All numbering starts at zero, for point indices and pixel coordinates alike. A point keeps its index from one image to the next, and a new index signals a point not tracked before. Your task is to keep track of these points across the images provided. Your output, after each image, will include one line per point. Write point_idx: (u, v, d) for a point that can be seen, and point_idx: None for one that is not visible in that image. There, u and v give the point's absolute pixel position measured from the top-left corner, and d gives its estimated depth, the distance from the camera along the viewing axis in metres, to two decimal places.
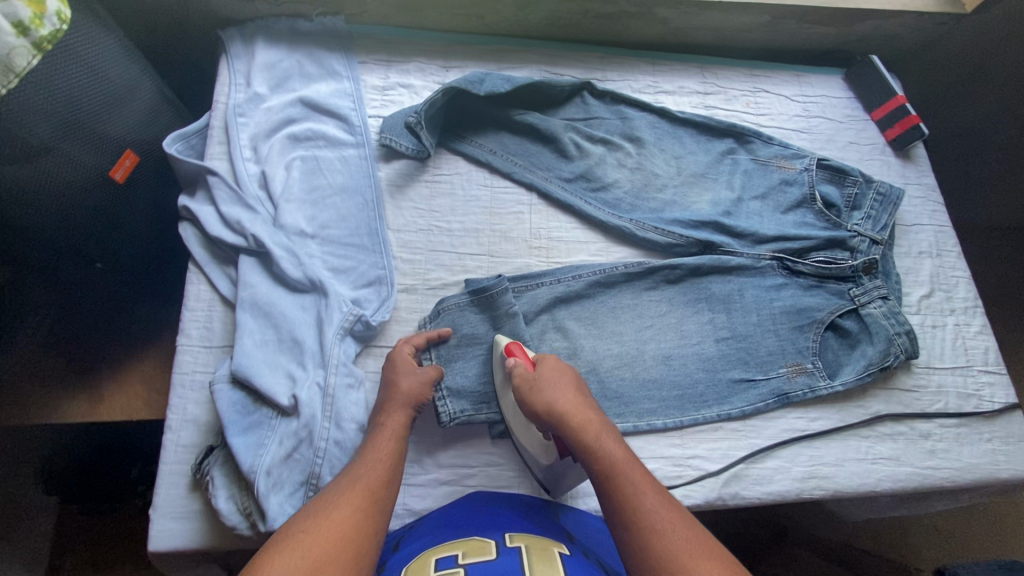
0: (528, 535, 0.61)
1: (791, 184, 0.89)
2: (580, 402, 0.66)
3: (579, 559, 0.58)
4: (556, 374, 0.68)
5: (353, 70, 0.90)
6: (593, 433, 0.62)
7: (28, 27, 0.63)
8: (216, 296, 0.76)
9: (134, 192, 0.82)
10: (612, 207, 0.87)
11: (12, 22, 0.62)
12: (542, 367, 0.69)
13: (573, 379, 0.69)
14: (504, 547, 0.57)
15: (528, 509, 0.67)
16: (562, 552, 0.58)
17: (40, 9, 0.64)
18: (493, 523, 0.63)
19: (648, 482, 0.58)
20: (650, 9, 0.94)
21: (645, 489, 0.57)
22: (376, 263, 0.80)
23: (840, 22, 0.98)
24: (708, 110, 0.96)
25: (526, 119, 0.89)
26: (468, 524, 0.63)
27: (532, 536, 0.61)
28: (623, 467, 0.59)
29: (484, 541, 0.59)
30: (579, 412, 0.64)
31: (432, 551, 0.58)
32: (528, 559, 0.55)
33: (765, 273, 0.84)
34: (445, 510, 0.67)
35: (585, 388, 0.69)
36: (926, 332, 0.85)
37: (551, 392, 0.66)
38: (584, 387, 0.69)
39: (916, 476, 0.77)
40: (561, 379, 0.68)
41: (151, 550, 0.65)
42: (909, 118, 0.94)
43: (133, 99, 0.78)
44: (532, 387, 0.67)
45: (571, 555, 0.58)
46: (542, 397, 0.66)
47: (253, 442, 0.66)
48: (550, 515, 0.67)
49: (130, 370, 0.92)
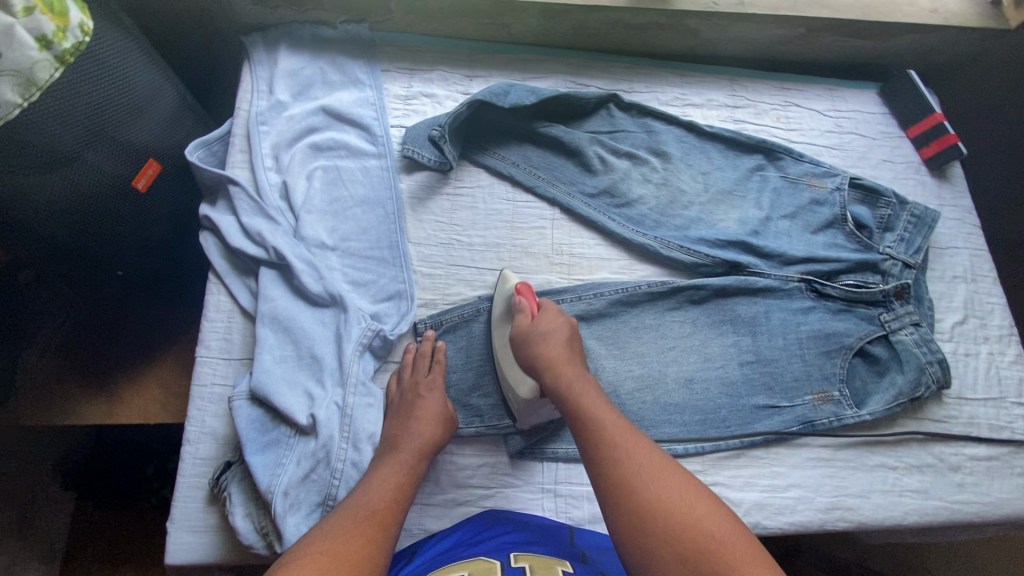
0: (532, 555, 0.60)
1: (821, 204, 0.86)
2: (567, 357, 0.68)
3: None
4: (550, 321, 0.71)
5: (375, 78, 0.89)
6: (575, 387, 0.65)
7: (51, 40, 0.62)
8: (236, 307, 0.76)
9: (157, 200, 0.82)
10: (636, 223, 0.85)
11: (35, 37, 0.61)
12: (541, 317, 0.71)
13: (566, 336, 0.70)
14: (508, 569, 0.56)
15: (536, 531, 0.66)
16: (565, 571, 0.57)
17: (63, 22, 0.64)
18: (498, 545, 0.62)
19: (625, 429, 0.61)
20: (681, 21, 0.91)
21: (623, 436, 0.60)
22: (396, 277, 0.79)
23: (876, 35, 0.95)
24: (737, 124, 0.94)
25: (551, 132, 0.87)
26: (475, 546, 0.62)
27: (536, 557, 0.60)
28: (602, 417, 0.62)
29: (488, 561, 0.58)
30: (562, 367, 0.66)
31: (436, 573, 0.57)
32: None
33: (793, 295, 0.82)
34: (455, 531, 0.66)
35: (577, 347, 0.71)
36: (959, 360, 0.82)
37: (540, 346, 0.68)
38: (575, 345, 0.71)
39: (945, 510, 0.75)
40: (554, 334, 0.69)
41: (168, 563, 0.65)
42: (947, 136, 0.91)
43: (157, 106, 0.78)
44: (525, 336, 0.69)
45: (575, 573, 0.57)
46: (531, 350, 0.68)
47: (271, 461, 0.66)
48: (563, 538, 0.66)
49: (151, 373, 0.94)
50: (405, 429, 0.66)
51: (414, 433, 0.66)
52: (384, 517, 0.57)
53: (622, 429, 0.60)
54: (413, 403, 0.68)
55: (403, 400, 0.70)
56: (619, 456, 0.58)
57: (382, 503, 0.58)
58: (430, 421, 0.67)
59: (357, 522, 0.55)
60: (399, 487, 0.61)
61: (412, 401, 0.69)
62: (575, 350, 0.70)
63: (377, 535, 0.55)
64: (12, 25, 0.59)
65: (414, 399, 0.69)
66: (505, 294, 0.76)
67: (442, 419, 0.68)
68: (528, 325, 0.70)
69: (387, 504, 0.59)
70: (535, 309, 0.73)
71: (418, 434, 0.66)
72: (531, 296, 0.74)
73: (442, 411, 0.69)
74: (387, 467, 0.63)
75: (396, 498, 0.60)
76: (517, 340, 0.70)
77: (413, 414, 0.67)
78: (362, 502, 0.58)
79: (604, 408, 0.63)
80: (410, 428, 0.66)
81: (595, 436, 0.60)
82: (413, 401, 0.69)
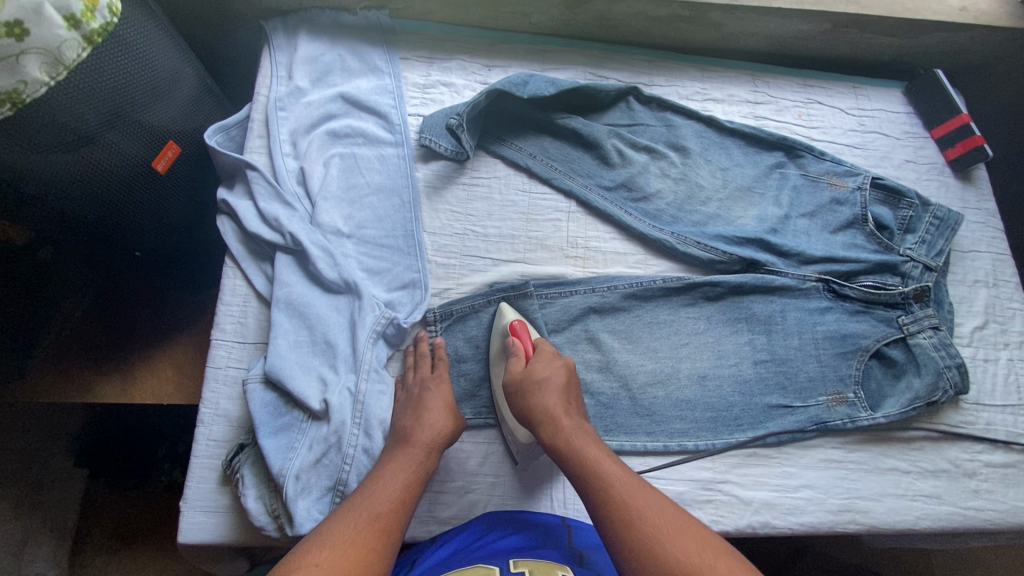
0: (532, 559, 0.59)
1: (841, 204, 0.85)
2: (564, 406, 0.67)
3: None
4: (546, 370, 0.69)
5: (394, 66, 0.88)
6: (574, 443, 0.64)
7: (79, 20, 0.63)
8: (251, 291, 0.76)
9: (175, 183, 0.82)
10: (652, 218, 0.84)
11: (64, 16, 0.62)
12: (535, 362, 0.70)
13: (562, 381, 0.69)
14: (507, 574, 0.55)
15: (534, 534, 0.65)
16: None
17: (92, 2, 0.64)
18: (496, 551, 0.61)
19: (634, 484, 0.60)
20: (705, 14, 0.90)
21: (632, 492, 0.59)
22: (411, 266, 0.79)
23: (904, 33, 0.93)
24: (758, 120, 0.93)
25: (569, 123, 0.86)
26: (476, 552, 0.61)
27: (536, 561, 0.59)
28: (605, 472, 0.61)
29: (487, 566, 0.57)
30: (560, 420, 0.66)
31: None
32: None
33: (810, 295, 0.81)
34: (453, 536, 0.65)
35: (574, 392, 0.70)
36: (977, 366, 0.81)
37: (535, 397, 0.67)
38: (573, 390, 0.70)
39: (958, 516, 0.74)
40: (549, 381, 0.68)
41: (181, 542, 0.66)
42: (973, 138, 0.89)
43: (176, 90, 0.78)
44: (520, 386, 0.68)
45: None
46: (527, 401, 0.67)
47: (283, 445, 0.66)
48: (563, 539, 0.65)
49: (165, 354, 0.95)
50: (415, 422, 0.66)
51: (422, 427, 0.65)
52: (387, 521, 0.57)
53: (631, 486, 0.60)
54: (420, 395, 0.69)
55: (413, 395, 0.70)
56: (627, 513, 0.57)
57: (386, 505, 0.58)
58: (441, 412, 0.68)
59: (358, 526, 0.55)
60: (406, 487, 0.61)
61: (420, 393, 0.69)
62: (572, 396, 0.69)
63: (378, 542, 0.55)
64: (41, 3, 0.59)
65: (421, 392, 0.69)
66: (500, 328, 0.75)
67: (450, 410, 0.69)
68: (523, 369, 0.69)
69: (391, 505, 0.58)
70: (528, 348, 0.72)
71: (428, 427, 0.66)
72: (525, 336, 0.73)
73: (447, 404, 0.69)
74: (397, 463, 0.62)
75: (403, 498, 0.60)
76: (511, 385, 0.69)
77: (423, 408, 0.67)
78: (367, 503, 0.58)
79: (610, 465, 0.62)
80: (420, 423, 0.66)
81: (603, 492, 0.59)
82: (420, 394, 0.69)
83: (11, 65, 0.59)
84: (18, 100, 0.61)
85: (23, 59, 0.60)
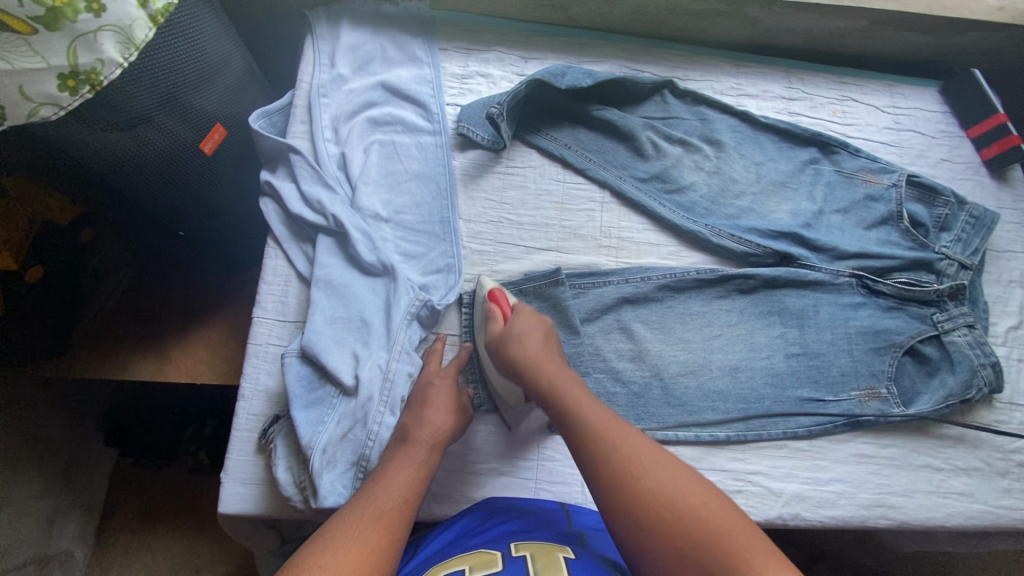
0: (532, 542, 0.58)
1: (876, 201, 0.85)
2: (543, 352, 0.68)
3: (586, 562, 0.56)
4: (529, 326, 0.71)
5: (433, 56, 0.90)
6: (557, 382, 0.65)
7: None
8: (292, 272, 0.78)
9: (219, 165, 0.84)
10: (686, 210, 0.85)
11: None
12: (515, 319, 0.71)
13: (542, 334, 0.71)
14: (510, 557, 0.55)
15: (533, 518, 0.65)
16: (567, 556, 0.56)
17: None
18: (497, 535, 0.60)
19: (613, 422, 0.61)
20: (742, 9, 0.91)
21: (611, 429, 0.60)
22: (446, 252, 0.80)
23: (942, 30, 0.93)
24: (792, 116, 0.93)
25: (605, 115, 0.87)
26: (478, 537, 0.61)
27: (537, 543, 0.58)
28: (588, 413, 0.61)
29: (489, 551, 0.57)
30: (542, 365, 0.67)
31: (436, 569, 0.55)
32: (533, 566, 0.53)
33: (842, 290, 0.81)
34: (452, 525, 0.65)
35: (554, 344, 0.71)
36: (1012, 365, 0.80)
37: (516, 348, 0.68)
38: (552, 342, 0.71)
39: (990, 515, 0.73)
40: (529, 333, 0.70)
41: (220, 512, 0.68)
42: (1009, 138, 0.89)
43: (224, 74, 0.79)
44: (501, 341, 0.70)
45: (577, 559, 0.56)
46: (508, 351, 0.69)
47: (314, 418, 0.68)
48: (561, 522, 0.65)
49: (202, 333, 0.98)
50: (416, 420, 0.65)
51: (424, 425, 0.65)
52: (392, 518, 0.55)
53: (611, 423, 0.60)
54: (428, 394, 0.69)
55: (419, 391, 0.70)
56: (606, 446, 0.58)
57: (388, 504, 0.56)
58: (443, 411, 0.67)
59: (363, 525, 0.53)
60: (410, 485, 0.59)
61: (424, 389, 0.69)
62: (554, 348, 0.70)
63: (384, 540, 0.53)
64: None
65: (426, 389, 0.69)
66: (481, 298, 0.76)
67: (454, 409, 0.68)
68: (501, 327, 0.71)
69: (395, 504, 0.57)
70: (507, 309, 0.74)
71: (428, 424, 0.65)
72: (504, 301, 0.74)
73: (452, 403, 0.69)
74: (398, 462, 0.62)
75: (407, 495, 0.58)
76: (493, 343, 0.71)
77: (427, 409, 0.67)
78: (373, 501, 0.57)
79: (590, 404, 0.63)
80: (421, 422, 0.65)
81: (584, 429, 0.60)
82: (425, 390, 0.69)
83: (88, 41, 0.61)
84: (96, 80, 0.63)
85: (100, 36, 0.61)
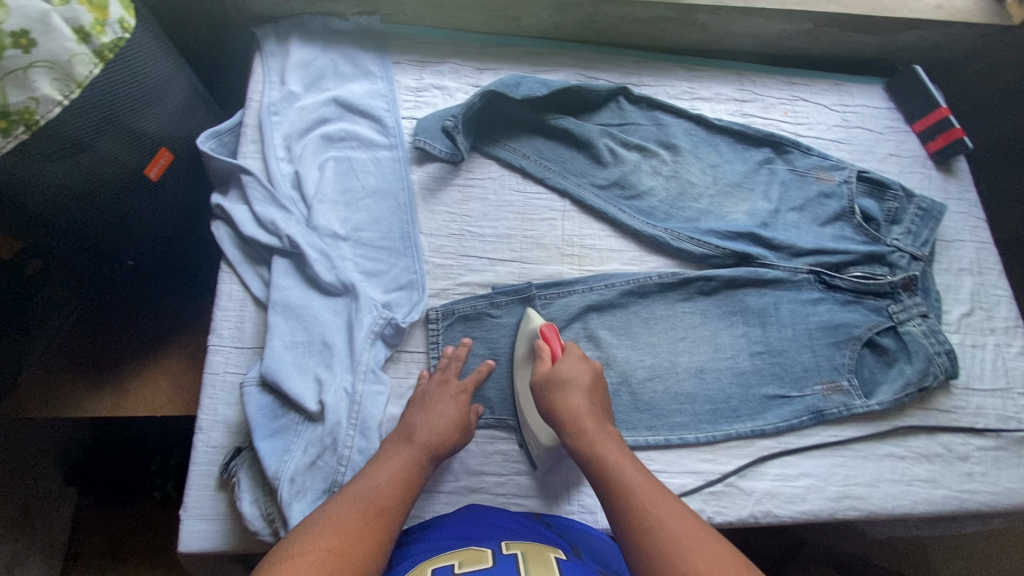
0: (524, 543, 0.57)
1: (829, 197, 0.87)
2: (588, 408, 0.65)
3: (576, 564, 0.55)
4: (575, 370, 0.68)
5: (387, 70, 0.89)
6: (596, 438, 0.62)
7: (89, 32, 0.64)
8: (248, 296, 0.76)
9: (166, 190, 0.81)
10: (646, 215, 0.85)
11: (73, 29, 0.63)
12: (562, 361, 0.69)
13: (589, 382, 0.67)
14: (501, 556, 0.54)
15: (521, 520, 0.64)
16: (557, 557, 0.55)
17: (103, 17, 0.66)
18: (489, 535, 0.59)
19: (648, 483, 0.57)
20: (690, 15, 0.93)
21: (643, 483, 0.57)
22: (408, 267, 0.79)
23: (883, 30, 0.96)
24: (745, 118, 0.95)
25: (561, 124, 0.88)
26: (466, 535, 0.60)
27: (528, 543, 0.57)
28: (621, 468, 0.59)
29: (479, 549, 0.55)
30: (586, 423, 0.63)
31: (423, 566, 0.54)
32: (523, 566, 0.52)
33: (802, 287, 0.82)
34: (442, 523, 0.63)
35: (600, 392, 0.68)
36: (966, 351, 0.83)
37: (563, 394, 0.66)
38: (599, 392, 0.68)
39: (953, 499, 0.75)
40: (576, 380, 0.67)
41: (181, 551, 0.65)
42: (953, 131, 0.92)
43: (167, 96, 0.77)
44: (548, 383, 0.67)
45: (568, 561, 0.55)
46: (552, 400, 0.66)
47: (279, 447, 0.66)
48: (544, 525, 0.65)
49: (158, 363, 0.94)
50: (422, 422, 0.64)
51: (426, 428, 0.64)
52: (391, 515, 0.55)
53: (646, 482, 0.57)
54: (433, 399, 0.67)
55: (426, 390, 0.69)
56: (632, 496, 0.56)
57: (387, 493, 0.57)
58: (452, 422, 0.66)
59: (363, 516, 0.54)
60: (407, 480, 0.59)
61: (428, 390, 0.69)
62: (598, 399, 0.67)
63: (380, 531, 0.53)
64: (48, 13, 0.61)
65: (437, 392, 0.68)
66: (527, 334, 0.75)
67: (461, 424, 0.66)
68: (548, 370, 0.69)
69: (393, 495, 0.57)
70: (557, 350, 0.71)
71: (432, 428, 0.64)
72: (555, 342, 0.72)
73: (460, 415, 0.67)
74: (395, 459, 0.60)
75: (403, 490, 0.58)
76: (537, 386, 0.68)
77: (433, 408, 0.66)
78: (371, 489, 0.57)
79: (630, 464, 0.59)
80: (426, 419, 0.65)
81: (616, 484, 0.57)
82: (438, 395, 0.68)
83: (19, 79, 0.60)
84: (31, 120, 0.62)
85: (31, 73, 0.61)
